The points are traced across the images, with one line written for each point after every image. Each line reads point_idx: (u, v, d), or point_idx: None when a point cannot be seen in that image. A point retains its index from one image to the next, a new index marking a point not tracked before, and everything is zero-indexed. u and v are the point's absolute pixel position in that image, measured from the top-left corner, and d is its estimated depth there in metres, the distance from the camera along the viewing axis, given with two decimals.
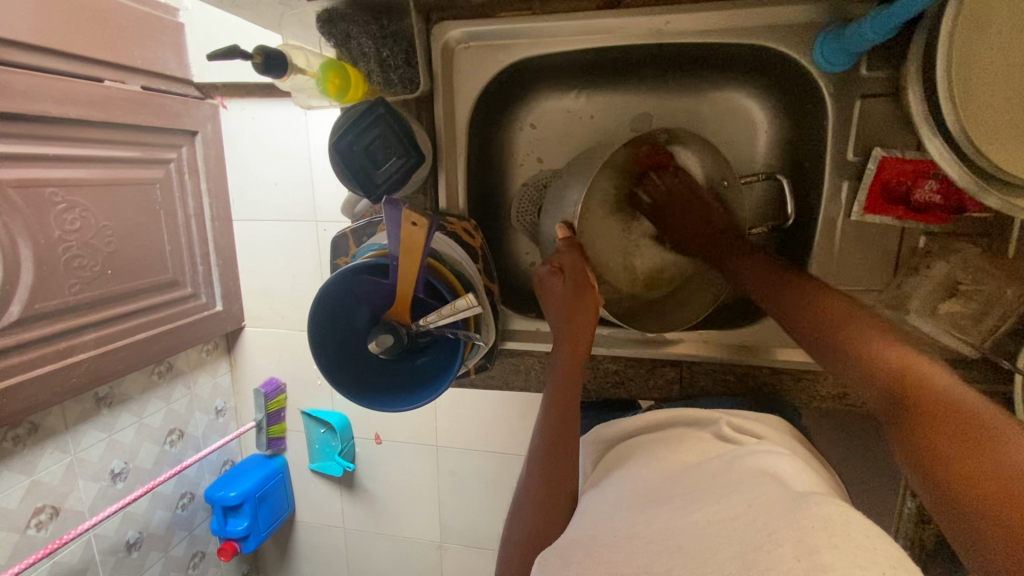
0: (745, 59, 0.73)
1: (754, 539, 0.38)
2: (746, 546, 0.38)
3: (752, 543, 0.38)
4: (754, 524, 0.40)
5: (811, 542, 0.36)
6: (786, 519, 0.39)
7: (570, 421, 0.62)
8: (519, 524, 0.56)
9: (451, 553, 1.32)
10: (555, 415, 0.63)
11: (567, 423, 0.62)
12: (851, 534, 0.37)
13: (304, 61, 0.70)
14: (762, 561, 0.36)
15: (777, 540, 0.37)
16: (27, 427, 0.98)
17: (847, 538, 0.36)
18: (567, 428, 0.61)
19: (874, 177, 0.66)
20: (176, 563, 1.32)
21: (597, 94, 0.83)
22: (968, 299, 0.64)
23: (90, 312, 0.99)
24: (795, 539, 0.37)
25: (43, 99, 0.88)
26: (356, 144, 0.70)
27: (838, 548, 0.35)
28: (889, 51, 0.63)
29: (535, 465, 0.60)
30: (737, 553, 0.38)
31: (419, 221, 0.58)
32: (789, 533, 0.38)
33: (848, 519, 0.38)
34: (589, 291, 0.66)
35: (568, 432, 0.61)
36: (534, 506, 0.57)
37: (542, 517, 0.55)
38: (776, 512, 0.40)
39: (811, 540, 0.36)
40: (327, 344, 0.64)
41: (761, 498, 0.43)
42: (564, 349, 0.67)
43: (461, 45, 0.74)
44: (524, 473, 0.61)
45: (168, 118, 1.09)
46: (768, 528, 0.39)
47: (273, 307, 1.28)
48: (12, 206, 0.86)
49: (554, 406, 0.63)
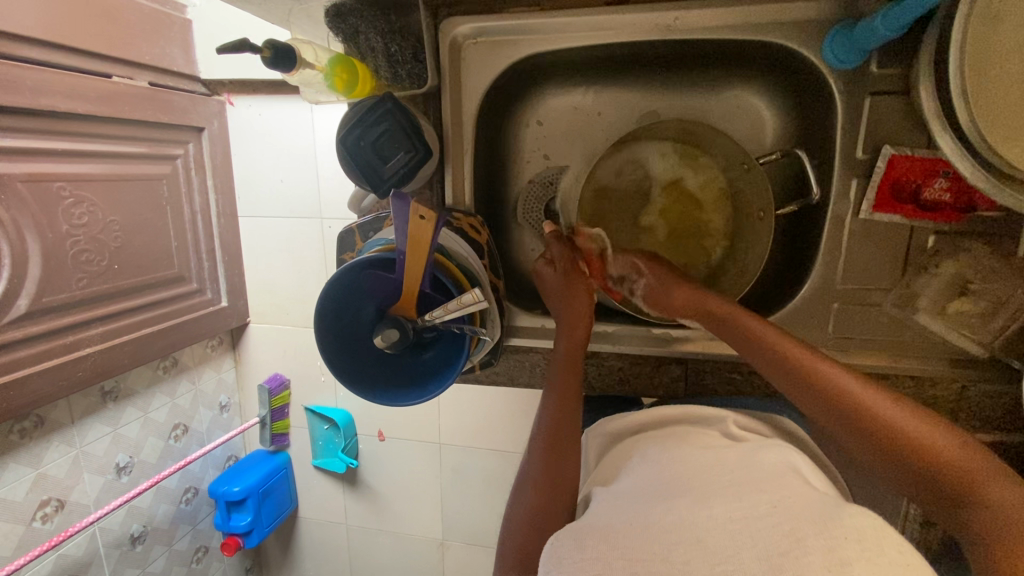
0: (754, 57, 0.73)
1: (780, 545, 0.39)
2: (771, 550, 0.39)
3: (777, 547, 0.39)
4: (777, 527, 0.40)
5: (843, 554, 0.37)
6: (817, 528, 0.39)
7: (571, 413, 0.63)
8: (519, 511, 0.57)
9: (453, 550, 1.32)
10: (559, 407, 0.64)
11: (569, 416, 0.63)
12: (886, 552, 0.37)
13: (314, 56, 0.71)
14: (788, 566, 0.37)
15: (806, 546, 0.38)
16: (34, 420, 0.98)
17: (882, 553, 0.37)
18: (564, 421, 0.62)
19: (884, 175, 0.65)
20: (180, 557, 1.33)
21: (606, 92, 0.83)
22: (978, 299, 0.64)
23: (97, 306, 1.00)
24: (825, 548, 0.37)
25: (53, 94, 0.88)
26: (362, 139, 0.70)
27: (874, 564, 0.36)
28: (899, 49, 0.63)
29: (540, 457, 0.60)
30: (761, 554, 0.39)
31: (427, 215, 0.58)
32: (818, 542, 0.38)
33: (883, 536, 0.39)
34: (579, 277, 0.70)
35: (571, 426, 0.62)
36: (540, 496, 0.57)
37: (547, 509, 0.55)
38: (807, 519, 0.41)
39: (843, 552, 0.37)
40: (333, 338, 0.64)
41: (786, 501, 0.43)
42: (563, 334, 0.68)
43: (469, 40, 0.74)
44: (525, 465, 0.61)
45: (176, 114, 1.10)
46: (795, 534, 0.39)
47: (277, 304, 1.28)
48: (21, 200, 0.86)
49: (556, 396, 0.65)
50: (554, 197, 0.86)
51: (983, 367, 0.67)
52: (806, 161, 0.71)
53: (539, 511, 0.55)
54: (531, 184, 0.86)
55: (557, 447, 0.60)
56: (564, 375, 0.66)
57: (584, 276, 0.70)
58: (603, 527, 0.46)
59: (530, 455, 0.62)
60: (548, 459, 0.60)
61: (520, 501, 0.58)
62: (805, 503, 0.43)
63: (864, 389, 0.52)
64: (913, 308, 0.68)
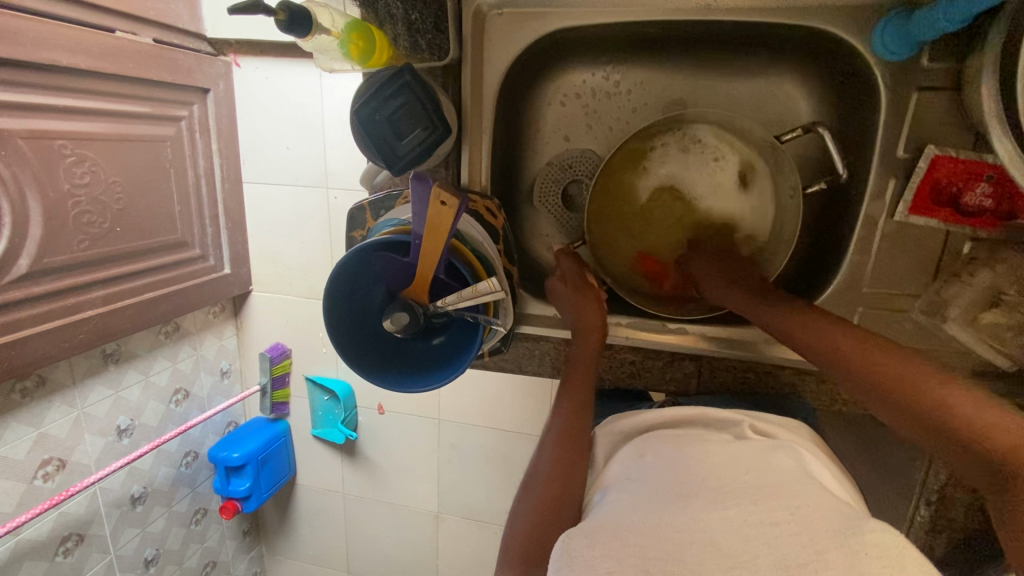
0: (795, 42, 0.69)
1: (799, 555, 0.38)
2: (790, 560, 0.38)
3: (796, 558, 0.38)
4: (797, 536, 0.39)
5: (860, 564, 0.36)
6: (837, 540, 0.39)
7: (585, 415, 0.64)
8: (527, 504, 0.55)
9: (448, 523, 1.33)
10: (571, 405, 0.65)
11: (581, 417, 0.64)
12: (905, 566, 0.36)
13: (330, 20, 0.67)
14: None
15: (826, 560, 0.37)
16: (35, 380, 0.97)
17: (899, 569, 0.36)
18: (580, 419, 0.64)
19: (924, 176, 0.63)
20: (179, 519, 1.34)
21: (634, 70, 0.78)
22: (1013, 310, 0.60)
23: (97, 269, 0.97)
24: (845, 563, 0.37)
25: (53, 47, 0.84)
26: (378, 113, 0.67)
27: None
28: (956, 40, 0.59)
29: (551, 454, 0.60)
30: (779, 562, 0.38)
31: (448, 200, 0.54)
32: (839, 556, 0.37)
33: (902, 550, 0.38)
34: (588, 288, 0.71)
35: (580, 427, 0.63)
36: (544, 482, 0.57)
37: (552, 511, 0.53)
38: (823, 529, 0.40)
39: (863, 568, 0.36)
40: (341, 320, 0.62)
41: (801, 507, 0.42)
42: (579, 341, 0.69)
43: (494, 11, 0.70)
44: (534, 464, 0.61)
45: (181, 74, 1.06)
46: (813, 545, 0.38)
47: (280, 273, 1.26)
48: (21, 156, 0.83)
49: (574, 398, 0.66)
50: (573, 181, 0.83)
51: None
52: (827, 137, 0.67)
53: (546, 498, 0.55)
54: (550, 167, 0.83)
55: (566, 438, 0.62)
56: (577, 377, 0.68)
57: (593, 286, 0.72)
58: (616, 524, 0.45)
59: (542, 450, 0.62)
60: (559, 455, 0.60)
61: (526, 498, 0.56)
62: (820, 510, 0.42)
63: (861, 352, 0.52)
64: (941, 316, 0.65)
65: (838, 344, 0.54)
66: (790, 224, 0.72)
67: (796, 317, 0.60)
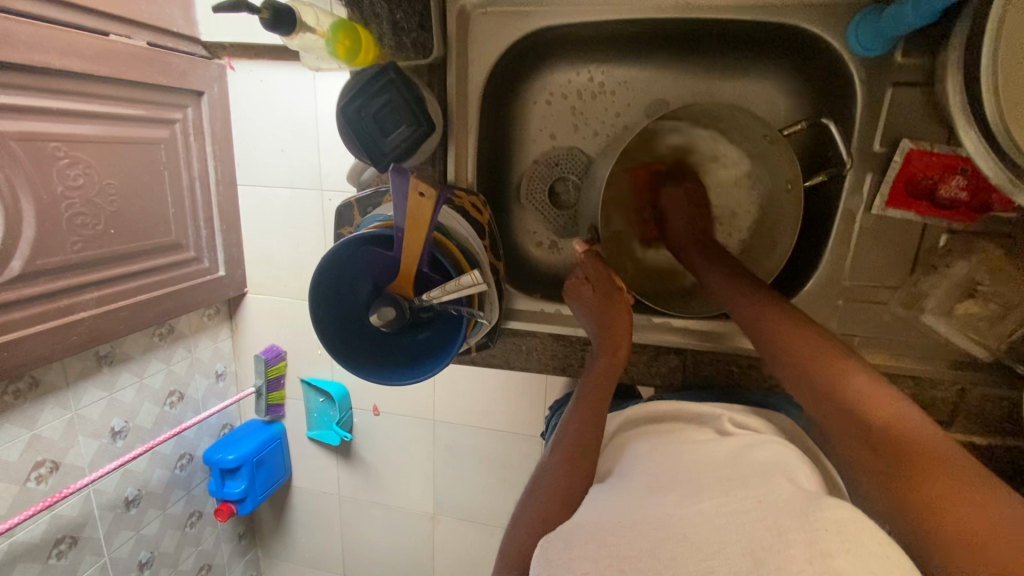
0: (773, 39, 0.71)
1: (763, 538, 0.39)
2: (755, 544, 0.39)
3: (761, 541, 0.39)
4: (763, 521, 0.40)
5: (825, 546, 0.37)
6: (797, 519, 0.40)
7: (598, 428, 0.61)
8: (530, 508, 0.53)
9: (443, 525, 1.34)
10: (587, 415, 0.62)
11: (595, 425, 0.61)
12: (876, 550, 0.37)
13: (315, 20, 0.68)
14: (770, 561, 0.37)
15: (788, 540, 0.38)
16: (28, 381, 0.98)
17: (860, 544, 0.37)
18: (595, 424, 0.61)
19: (899, 170, 0.64)
20: (174, 521, 1.34)
21: (617, 68, 0.79)
22: (987, 301, 0.63)
23: (90, 271, 0.98)
24: (806, 541, 0.37)
25: (45, 51, 0.85)
26: (363, 110, 0.68)
27: (852, 552, 0.36)
28: (930, 37, 0.60)
29: (556, 460, 0.57)
30: (746, 549, 0.38)
31: (427, 191, 0.56)
32: (800, 535, 0.38)
33: (859, 525, 0.38)
34: (618, 294, 0.70)
35: (591, 430, 0.60)
36: (548, 496, 0.53)
37: (556, 508, 0.52)
38: (796, 514, 0.40)
39: (827, 545, 0.37)
40: (331, 317, 0.63)
41: (773, 496, 0.43)
42: (603, 357, 0.68)
43: (478, 10, 0.71)
44: (538, 468, 0.59)
45: (174, 77, 1.07)
46: (776, 527, 0.39)
47: (276, 275, 1.27)
48: (13, 158, 0.84)
49: (586, 407, 0.63)
50: (559, 178, 0.84)
51: (980, 370, 0.68)
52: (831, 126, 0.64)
53: (550, 507, 0.52)
54: (536, 164, 0.84)
55: (576, 442, 0.59)
56: (595, 385, 0.66)
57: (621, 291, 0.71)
58: (593, 523, 0.45)
59: (548, 454, 0.59)
60: (567, 460, 0.57)
61: (530, 501, 0.54)
62: (794, 498, 0.43)
63: (809, 339, 0.56)
64: (919, 307, 0.68)
65: (793, 338, 0.57)
66: (785, 223, 0.72)
67: (753, 300, 0.62)
